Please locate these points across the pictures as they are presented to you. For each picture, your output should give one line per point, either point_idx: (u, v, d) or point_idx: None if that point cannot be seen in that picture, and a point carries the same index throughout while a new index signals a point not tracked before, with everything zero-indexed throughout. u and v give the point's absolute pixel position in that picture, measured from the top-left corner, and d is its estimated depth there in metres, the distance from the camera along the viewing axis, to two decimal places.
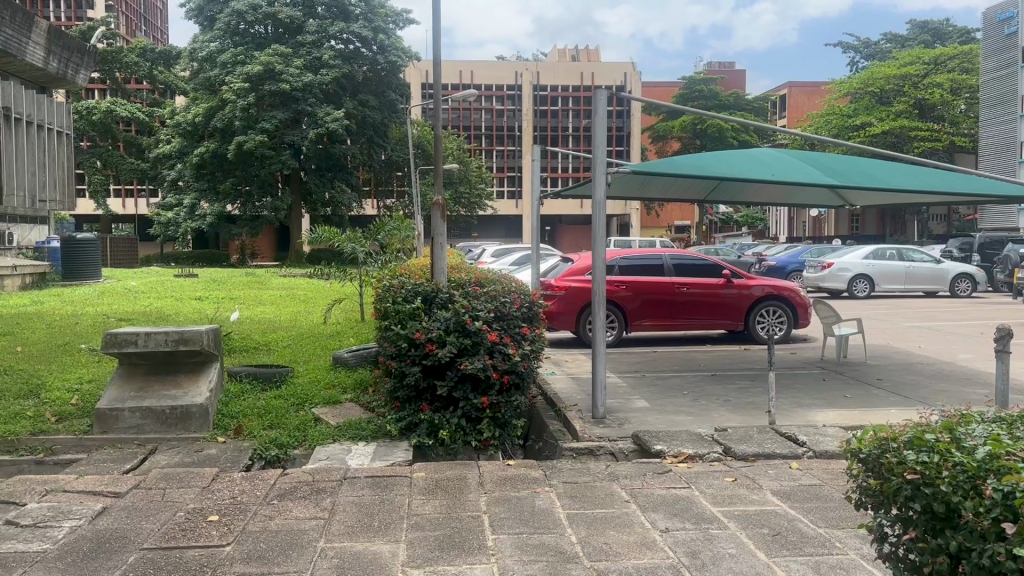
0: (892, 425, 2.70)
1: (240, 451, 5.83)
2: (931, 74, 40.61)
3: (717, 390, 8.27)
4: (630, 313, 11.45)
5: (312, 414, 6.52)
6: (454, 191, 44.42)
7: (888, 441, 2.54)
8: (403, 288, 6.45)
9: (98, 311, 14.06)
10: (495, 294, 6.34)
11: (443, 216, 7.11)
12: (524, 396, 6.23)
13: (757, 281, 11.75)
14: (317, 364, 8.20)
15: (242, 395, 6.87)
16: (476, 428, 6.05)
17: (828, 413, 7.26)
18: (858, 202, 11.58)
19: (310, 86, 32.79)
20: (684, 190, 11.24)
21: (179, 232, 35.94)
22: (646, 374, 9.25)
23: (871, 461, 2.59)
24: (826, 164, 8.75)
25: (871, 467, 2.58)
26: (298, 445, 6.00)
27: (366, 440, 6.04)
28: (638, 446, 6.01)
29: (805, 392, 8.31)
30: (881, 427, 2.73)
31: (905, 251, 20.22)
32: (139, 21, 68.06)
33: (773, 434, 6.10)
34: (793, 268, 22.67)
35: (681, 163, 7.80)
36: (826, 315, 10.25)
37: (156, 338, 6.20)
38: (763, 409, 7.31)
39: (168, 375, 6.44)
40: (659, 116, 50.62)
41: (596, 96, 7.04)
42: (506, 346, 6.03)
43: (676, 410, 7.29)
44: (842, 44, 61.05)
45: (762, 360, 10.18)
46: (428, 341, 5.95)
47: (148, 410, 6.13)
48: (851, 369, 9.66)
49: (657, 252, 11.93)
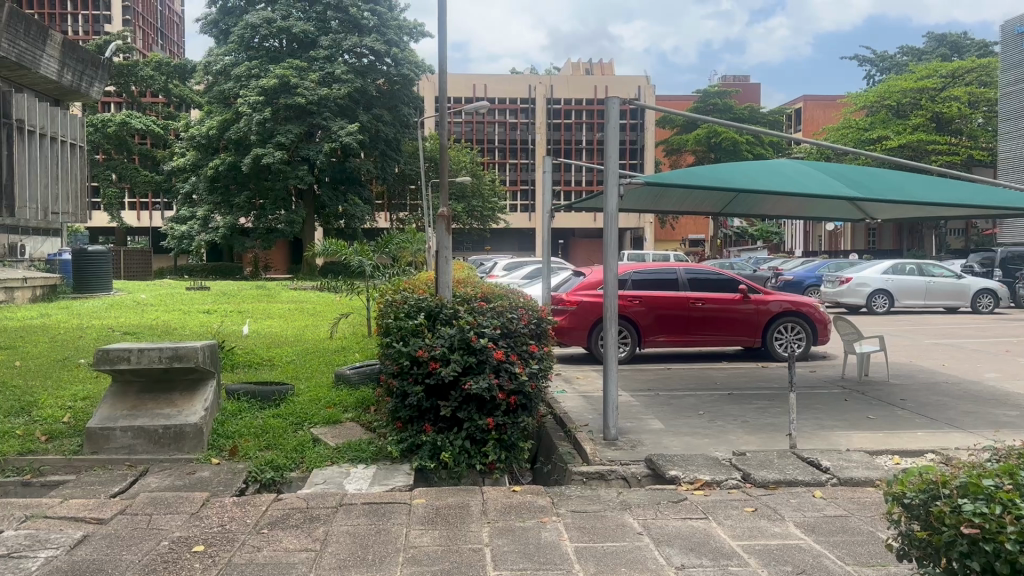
0: (938, 468, 2.82)
1: (234, 473, 5.57)
2: (949, 87, 40.23)
3: (735, 410, 7.95)
4: (643, 328, 11.15)
5: (311, 435, 6.26)
6: (466, 204, 44.25)
7: (940, 487, 2.65)
8: (406, 303, 6.18)
9: (104, 325, 13.88)
10: (502, 309, 6.08)
11: (449, 227, 6.85)
12: (532, 416, 5.95)
13: (775, 296, 11.42)
14: (319, 381, 7.95)
15: (239, 413, 6.62)
16: (482, 450, 5.74)
17: (852, 436, 6.94)
18: (880, 215, 11.23)
19: (325, 100, 32.77)
20: (700, 202, 10.92)
21: (192, 246, 35.94)
22: (660, 393, 8.94)
23: (916, 508, 2.70)
24: (847, 176, 8.43)
25: (918, 515, 2.69)
26: (295, 467, 5.75)
27: (366, 462, 5.77)
28: (652, 471, 5.72)
29: (827, 413, 7.98)
30: (924, 470, 2.85)
31: (925, 266, 19.75)
32: (155, 35, 68.68)
33: (794, 459, 5.80)
34: (810, 283, 22.29)
35: (697, 175, 7.51)
36: (847, 332, 9.91)
37: (150, 354, 5.95)
38: (783, 432, 6.99)
39: (161, 394, 6.20)
40: (673, 129, 50.40)
41: (609, 105, 6.77)
42: (513, 365, 5.75)
43: (692, 432, 6.98)
44: (858, 58, 60.68)
45: (780, 377, 9.84)
46: (431, 359, 5.68)
47: (140, 430, 5.88)
48: (874, 388, 9.31)
49: (671, 265, 11.64)
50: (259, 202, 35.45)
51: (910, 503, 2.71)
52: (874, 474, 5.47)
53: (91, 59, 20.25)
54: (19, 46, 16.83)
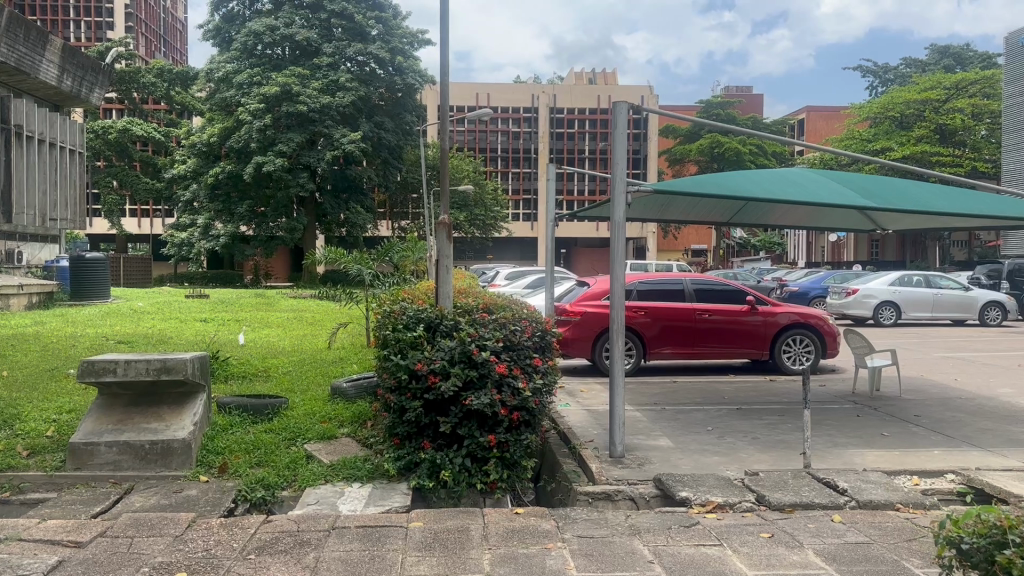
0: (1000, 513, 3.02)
1: (222, 492, 5.31)
2: (953, 99, 40.07)
3: (745, 426, 7.70)
4: (649, 340, 10.88)
5: (305, 451, 6.00)
6: (468, 213, 44.02)
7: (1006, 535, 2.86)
8: (404, 314, 5.93)
9: (98, 333, 13.61)
10: (504, 321, 5.83)
11: (449, 234, 6.61)
12: (535, 434, 5.70)
13: (783, 308, 11.18)
14: (315, 394, 7.69)
15: (230, 428, 6.37)
16: (483, 469, 5.48)
17: (867, 455, 6.67)
18: (891, 226, 11.00)
19: (328, 108, 32.59)
20: (707, 211, 10.67)
21: (193, 253, 36.16)
22: (667, 407, 8.67)
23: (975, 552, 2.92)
24: (860, 184, 8.20)
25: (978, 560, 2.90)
26: (287, 485, 5.49)
27: (361, 480, 5.50)
28: (660, 492, 5.45)
29: (840, 429, 7.72)
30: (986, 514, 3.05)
31: (932, 278, 19.50)
32: (158, 42, 68.68)
33: (810, 480, 5.54)
34: (816, 294, 22.04)
35: (706, 183, 7.26)
36: (858, 345, 9.65)
37: (137, 366, 5.70)
38: (797, 450, 6.72)
39: (150, 407, 5.95)
40: (676, 139, 50.35)
41: (616, 110, 6.53)
42: (516, 380, 5.51)
43: (702, 450, 6.71)
44: (860, 69, 60.62)
45: (790, 392, 9.56)
46: (430, 373, 5.44)
47: (126, 445, 5.62)
48: (887, 404, 9.05)
49: (677, 276, 11.39)
50: (261, 210, 35.21)
51: (969, 546, 2.93)
52: (895, 497, 5.21)
53: (91, 65, 20.07)
54: (18, 50, 16.69)
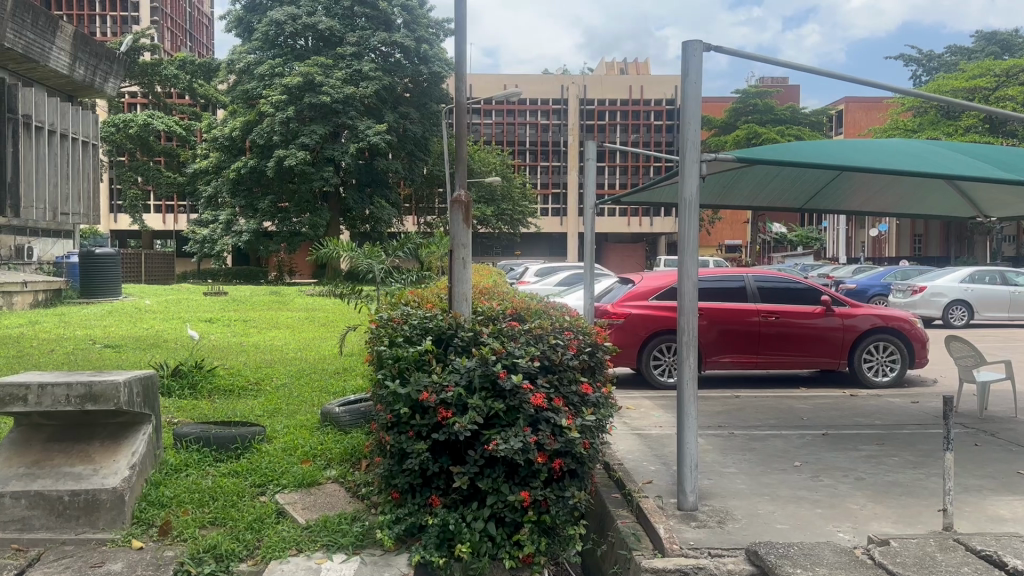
0: None
1: (156, 567, 3.86)
2: (1003, 87, 37.57)
3: (842, 461, 6.09)
4: (705, 348, 9.29)
5: (275, 505, 4.55)
6: (496, 208, 42.51)
7: None
8: (405, 324, 4.57)
9: (88, 335, 12.34)
10: (541, 332, 4.40)
11: (467, 217, 5.17)
12: (583, 487, 4.15)
13: (862, 310, 9.60)
14: (301, 420, 6.27)
15: (185, 471, 4.95)
16: (513, 538, 3.97)
17: (1015, 506, 5.07)
18: (996, 211, 9.40)
19: (351, 98, 31.22)
20: (778, 194, 9.12)
21: (215, 249, 34.56)
22: (736, 431, 7.13)
23: None
24: (991, 156, 6.50)
25: None
26: (246, 556, 4.04)
27: (345, 551, 4.03)
28: (757, 570, 4.00)
29: (963, 466, 6.11)
30: None
31: (1007, 275, 17.69)
32: (182, 36, 67.75)
33: (964, 555, 3.97)
34: (876, 292, 20.17)
35: (805, 151, 5.71)
36: (962, 354, 8.00)
37: (54, 392, 4.27)
38: (921, 500, 5.14)
39: (76, 445, 4.52)
40: (710, 131, 48.47)
41: (688, 51, 4.95)
42: (559, 415, 4.00)
43: (800, 499, 5.16)
44: (902, 57, 58.07)
45: (883, 412, 7.95)
46: (440, 406, 3.98)
47: (37, 497, 4.21)
48: (1001, 428, 7.41)
49: (738, 270, 9.79)
50: (284, 205, 33.87)
51: None
52: None
53: (105, 53, 18.42)
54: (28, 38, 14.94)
